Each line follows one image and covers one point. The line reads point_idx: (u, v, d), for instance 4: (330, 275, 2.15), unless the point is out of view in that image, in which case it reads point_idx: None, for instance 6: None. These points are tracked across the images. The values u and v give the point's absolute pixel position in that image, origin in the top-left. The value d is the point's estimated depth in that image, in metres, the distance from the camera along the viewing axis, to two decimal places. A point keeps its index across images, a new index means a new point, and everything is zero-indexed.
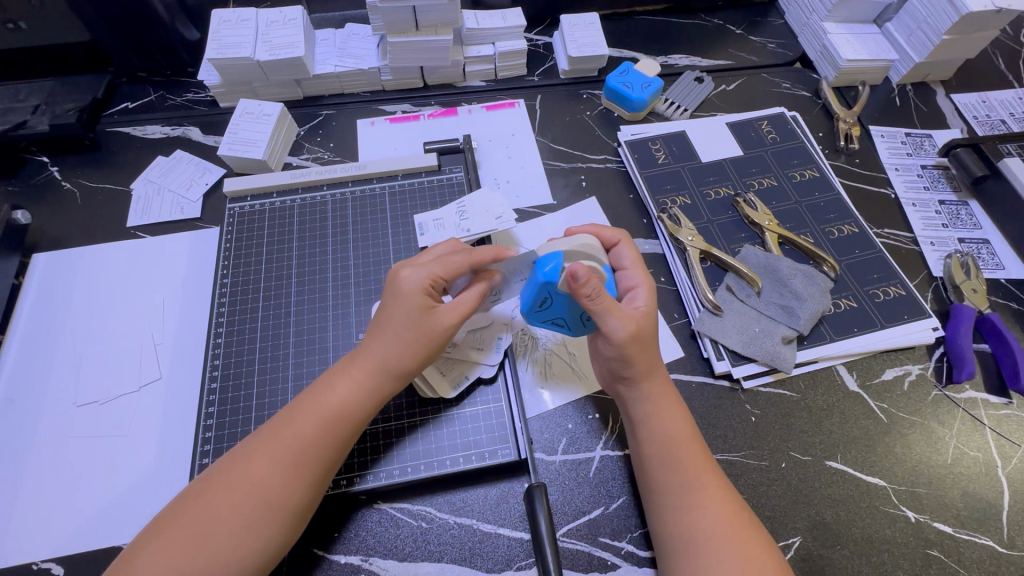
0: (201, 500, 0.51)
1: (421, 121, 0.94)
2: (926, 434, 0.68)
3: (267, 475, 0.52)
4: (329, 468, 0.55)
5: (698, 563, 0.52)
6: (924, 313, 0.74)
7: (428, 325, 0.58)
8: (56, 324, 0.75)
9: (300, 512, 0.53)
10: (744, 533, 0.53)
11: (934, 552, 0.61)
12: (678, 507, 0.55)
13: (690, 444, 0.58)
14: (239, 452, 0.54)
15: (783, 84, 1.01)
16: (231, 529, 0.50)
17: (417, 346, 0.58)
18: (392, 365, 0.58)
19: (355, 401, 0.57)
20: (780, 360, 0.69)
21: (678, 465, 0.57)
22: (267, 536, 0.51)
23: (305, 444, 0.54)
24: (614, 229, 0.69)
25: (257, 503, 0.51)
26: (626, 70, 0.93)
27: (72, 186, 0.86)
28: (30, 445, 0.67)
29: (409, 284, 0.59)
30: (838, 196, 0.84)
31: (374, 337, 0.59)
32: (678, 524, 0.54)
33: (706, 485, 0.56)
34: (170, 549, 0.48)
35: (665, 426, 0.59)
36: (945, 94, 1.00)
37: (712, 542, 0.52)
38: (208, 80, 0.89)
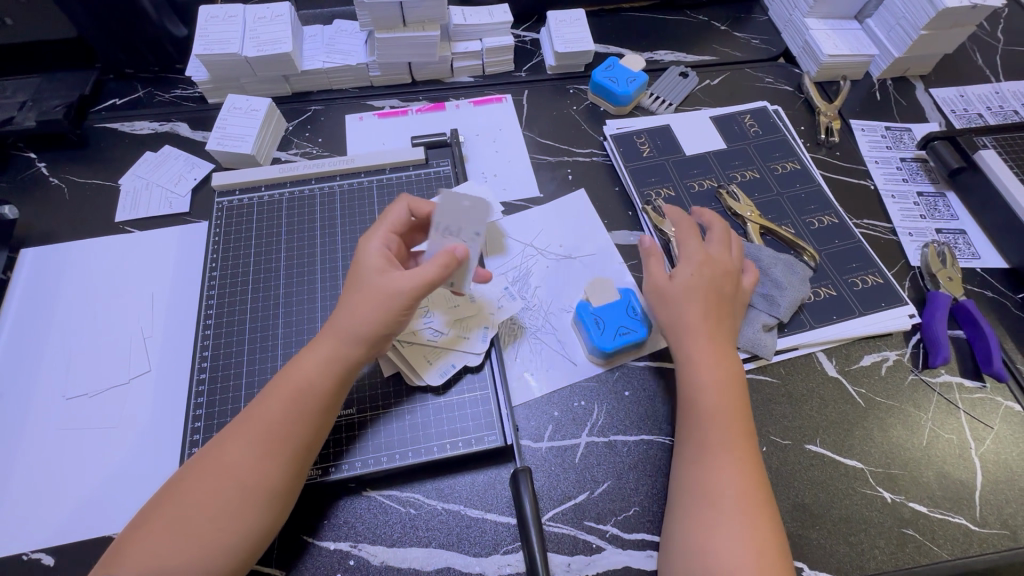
0: (181, 486, 0.52)
1: (409, 116, 0.94)
2: (902, 418, 0.69)
3: (240, 455, 0.53)
4: (302, 442, 0.55)
5: (710, 519, 0.54)
6: (901, 300, 0.76)
7: (378, 291, 0.58)
8: (44, 318, 0.75)
9: (278, 489, 0.53)
10: (757, 505, 0.55)
11: (909, 531, 0.63)
12: (707, 465, 0.57)
13: (731, 402, 0.61)
14: (217, 436, 0.56)
15: (766, 79, 1.02)
16: (212, 511, 0.51)
17: (372, 313, 0.57)
18: (352, 334, 0.57)
19: (320, 374, 0.57)
20: (760, 348, 0.71)
21: (718, 420, 0.59)
22: (248, 516, 0.52)
23: (274, 421, 0.54)
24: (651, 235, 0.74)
25: (233, 483, 0.52)
26: (611, 65, 0.95)
27: (60, 182, 0.86)
28: (19, 438, 0.67)
29: (367, 252, 0.62)
30: (818, 187, 0.86)
31: (337, 314, 0.59)
32: (696, 472, 0.57)
33: (734, 442, 0.58)
34: (157, 534, 0.49)
35: (720, 381, 0.62)
36: (924, 88, 1.02)
37: (728, 502, 0.54)
38: (196, 77, 0.90)
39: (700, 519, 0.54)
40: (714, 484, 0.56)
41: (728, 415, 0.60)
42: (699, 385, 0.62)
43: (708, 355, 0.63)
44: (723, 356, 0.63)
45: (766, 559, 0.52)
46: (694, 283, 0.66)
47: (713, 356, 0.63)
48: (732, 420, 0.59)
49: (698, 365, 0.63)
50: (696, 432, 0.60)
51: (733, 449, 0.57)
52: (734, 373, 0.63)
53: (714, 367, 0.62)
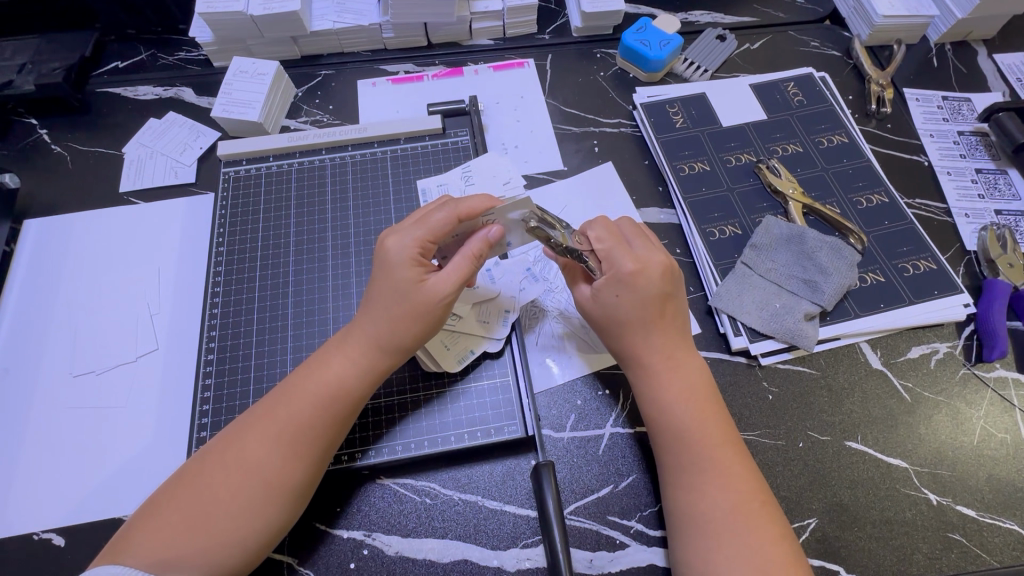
0: (195, 479, 0.50)
1: (425, 81, 0.89)
2: (951, 414, 0.65)
3: (264, 454, 0.50)
4: (329, 445, 0.53)
5: (700, 545, 0.51)
6: (956, 288, 0.70)
7: (417, 299, 0.55)
8: (50, 293, 0.73)
9: (301, 490, 0.51)
10: (747, 515, 0.51)
11: (956, 536, 0.59)
12: (679, 486, 0.54)
13: (705, 418, 0.56)
14: (233, 429, 0.53)
15: (812, 43, 0.94)
16: (231, 509, 0.48)
17: (410, 322, 0.55)
18: (386, 340, 0.55)
19: (353, 378, 0.55)
20: (801, 338, 0.66)
21: (687, 433, 0.55)
22: (268, 516, 0.49)
23: (302, 422, 0.52)
24: (598, 229, 0.61)
25: (255, 482, 0.49)
26: (643, 27, 0.87)
27: (62, 149, 0.82)
28: (29, 416, 0.66)
29: (397, 253, 0.56)
30: (868, 163, 0.79)
31: (370, 314, 0.56)
32: (681, 501, 0.53)
33: (714, 466, 0.53)
34: (167, 531, 0.47)
35: (685, 398, 0.57)
36: (987, 54, 0.93)
37: (711, 524, 0.51)
38: (200, 38, 0.84)
39: (696, 551, 0.51)
40: (702, 514, 0.52)
41: (701, 433, 0.55)
42: (659, 407, 0.57)
43: (663, 373, 0.58)
44: (681, 369, 0.59)
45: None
46: (623, 307, 0.59)
47: (669, 368, 0.58)
48: (704, 440, 0.55)
49: (651, 389, 0.58)
50: (670, 460, 0.56)
51: (714, 471, 0.53)
52: (698, 383, 0.58)
53: (672, 384, 0.58)
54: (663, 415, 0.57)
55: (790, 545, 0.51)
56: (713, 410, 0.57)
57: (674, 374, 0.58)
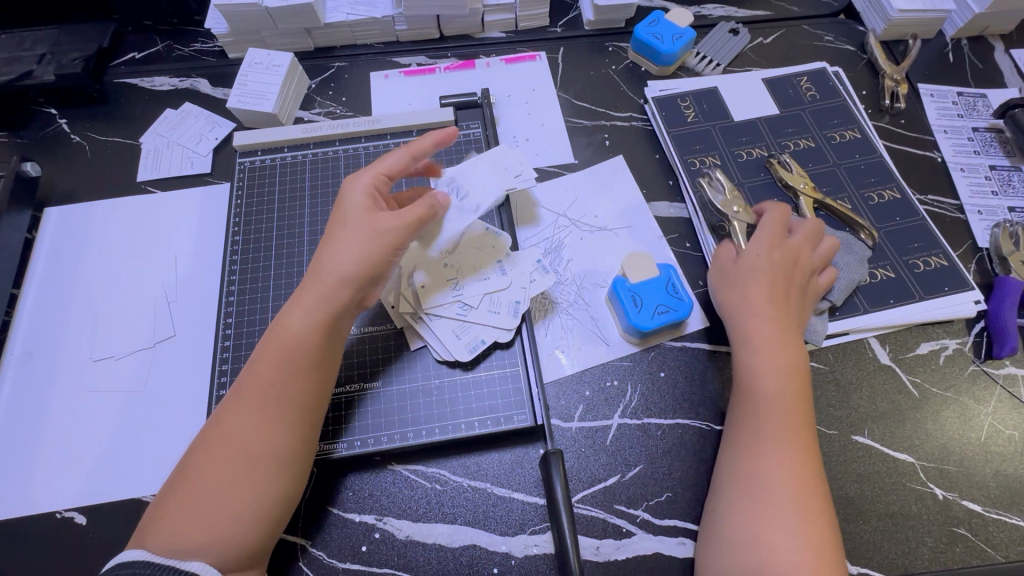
0: (190, 461, 0.51)
1: (437, 74, 0.89)
2: (959, 411, 0.65)
3: (235, 422, 0.51)
4: (293, 398, 0.53)
5: (753, 506, 0.52)
6: (966, 285, 0.70)
7: (364, 238, 0.56)
8: (70, 280, 0.75)
9: (276, 448, 0.51)
10: (807, 486, 0.52)
11: (961, 530, 0.59)
12: (750, 449, 0.55)
13: (791, 393, 0.57)
14: (217, 409, 0.54)
15: (826, 37, 0.93)
16: (218, 480, 0.50)
17: (360, 259, 0.55)
18: (338, 285, 0.55)
19: (308, 326, 0.54)
20: (811, 331, 0.66)
21: (771, 401, 0.56)
22: (257, 484, 0.50)
23: (263, 383, 0.53)
24: (772, 210, 0.67)
25: (233, 450, 0.51)
26: (656, 20, 0.87)
27: (81, 139, 0.84)
28: (51, 398, 0.67)
29: (349, 197, 0.60)
30: (880, 159, 0.79)
31: (321, 261, 0.56)
32: (746, 464, 0.55)
33: (792, 437, 0.54)
34: (172, 514, 0.49)
35: (778, 373, 0.58)
36: (1004, 49, 0.92)
37: (772, 488, 0.52)
38: (216, 29, 0.85)
39: (748, 512, 0.52)
40: (764, 477, 0.53)
41: (790, 406, 0.56)
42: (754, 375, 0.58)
43: (765, 346, 0.59)
44: (782, 344, 0.59)
45: (823, 560, 0.49)
46: (760, 265, 0.63)
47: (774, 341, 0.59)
48: (788, 412, 0.56)
49: (753, 357, 0.59)
50: (751, 425, 0.56)
51: (790, 439, 0.54)
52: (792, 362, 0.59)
53: (771, 356, 0.58)
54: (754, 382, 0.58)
55: (831, 524, 0.51)
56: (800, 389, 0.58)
57: (775, 351, 0.59)
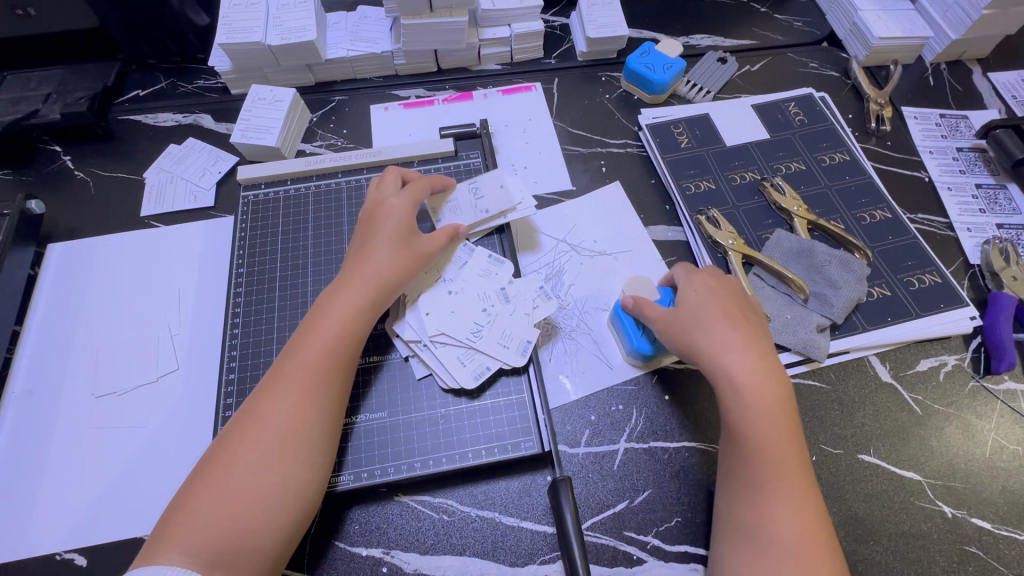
0: (221, 451, 0.52)
1: (436, 106, 0.91)
2: (963, 427, 0.65)
3: (277, 406, 0.54)
4: (337, 385, 0.57)
5: (756, 560, 0.50)
6: (961, 301, 0.71)
7: (413, 251, 0.64)
8: (72, 315, 0.75)
9: (315, 434, 0.54)
10: (813, 539, 0.51)
11: (972, 549, 0.59)
12: (752, 501, 0.53)
13: (784, 433, 0.54)
14: (250, 395, 0.56)
15: (810, 64, 0.97)
16: (254, 465, 0.51)
17: (403, 267, 0.63)
18: (384, 279, 0.61)
19: (351, 318, 0.59)
20: (814, 349, 0.66)
21: (771, 448, 0.53)
22: (291, 470, 0.52)
23: (309, 367, 0.56)
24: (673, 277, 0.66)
25: (270, 435, 0.52)
26: (646, 51, 0.90)
27: (85, 176, 0.85)
28: (52, 436, 0.67)
29: (391, 208, 0.66)
30: (870, 180, 0.81)
31: (364, 263, 0.62)
32: (745, 514, 0.53)
33: (789, 482, 0.53)
34: (200, 497, 0.49)
35: (773, 418, 0.54)
36: (982, 73, 0.96)
37: (777, 543, 0.50)
38: (219, 67, 0.87)
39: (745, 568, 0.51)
40: (767, 533, 0.51)
41: (779, 459, 0.53)
42: (743, 419, 0.55)
43: (753, 392, 0.55)
44: (768, 393, 0.55)
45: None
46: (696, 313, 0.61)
47: (769, 385, 0.56)
48: (785, 463, 0.53)
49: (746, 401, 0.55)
50: (743, 473, 0.54)
51: (784, 486, 0.52)
52: (785, 409, 0.55)
53: (766, 406, 0.55)
54: (750, 427, 0.54)
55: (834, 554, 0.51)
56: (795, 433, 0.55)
57: (774, 398, 0.55)
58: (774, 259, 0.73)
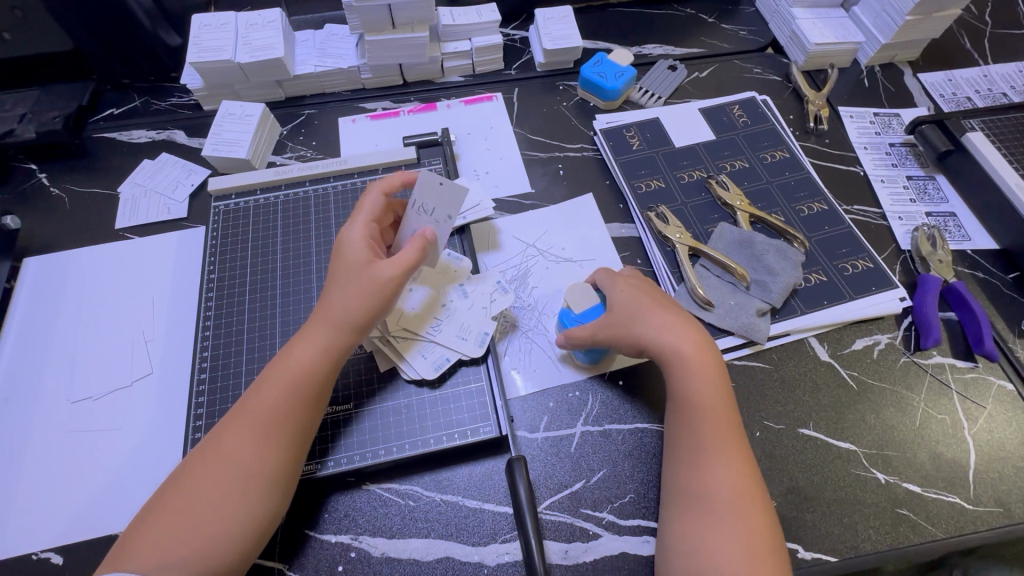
0: (183, 481, 0.54)
1: (401, 117, 0.96)
2: (895, 400, 0.70)
3: (240, 443, 0.55)
4: (299, 428, 0.57)
5: (700, 521, 0.55)
6: (891, 284, 0.76)
7: (371, 283, 0.60)
8: (48, 326, 0.77)
9: (279, 475, 0.55)
10: (749, 500, 0.55)
11: (904, 511, 0.63)
12: (692, 468, 0.58)
13: (722, 408, 0.60)
14: (216, 427, 0.57)
15: (754, 70, 1.03)
16: (213, 500, 0.52)
17: (364, 303, 0.60)
18: (344, 320, 0.60)
19: (316, 361, 0.59)
20: (755, 332, 0.71)
21: (705, 416, 0.59)
22: (252, 507, 0.53)
23: (271, 409, 0.56)
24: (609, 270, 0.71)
25: (234, 473, 0.53)
26: (599, 61, 0.96)
27: (61, 192, 0.88)
28: (28, 441, 0.69)
29: (348, 243, 0.64)
30: (808, 175, 0.87)
31: (330, 301, 0.61)
32: (688, 481, 0.57)
33: (727, 450, 0.58)
34: (156, 528, 0.51)
35: (710, 390, 0.60)
36: (912, 74, 1.03)
37: (718, 504, 0.55)
38: (191, 84, 0.91)
39: (691, 530, 0.55)
40: (708, 495, 0.56)
41: (714, 427, 0.59)
42: (686, 395, 0.60)
43: (690, 369, 0.61)
44: (705, 370, 0.61)
45: (761, 558, 0.53)
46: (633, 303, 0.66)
47: (703, 364, 0.61)
48: (720, 429, 0.59)
49: (683, 377, 0.61)
50: (686, 445, 0.59)
51: (722, 454, 0.57)
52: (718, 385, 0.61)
53: (700, 380, 0.61)
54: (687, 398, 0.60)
55: (769, 514, 0.56)
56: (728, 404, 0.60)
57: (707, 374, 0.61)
58: (718, 250, 0.78)
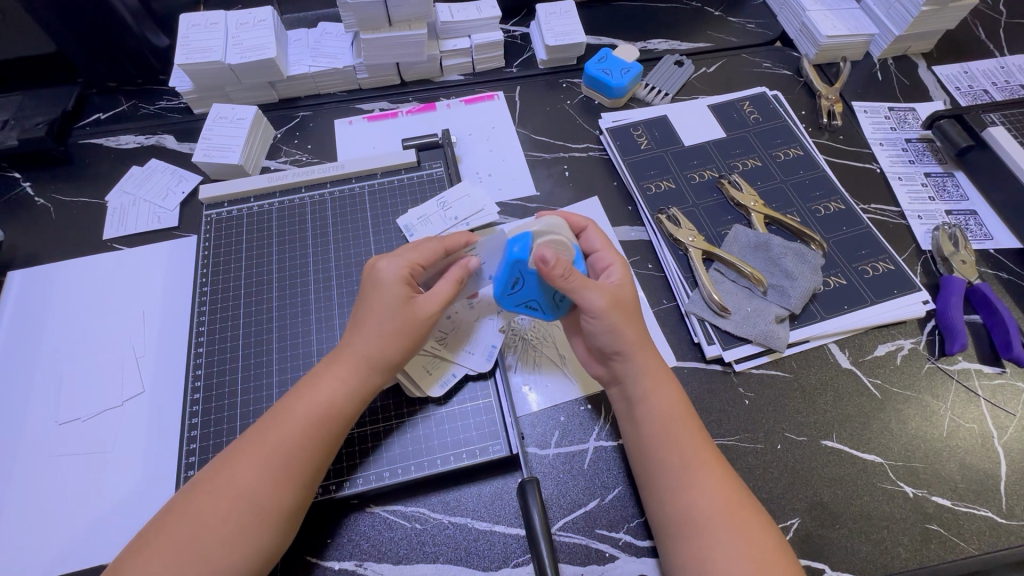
0: (186, 510, 0.50)
1: (400, 118, 0.92)
2: (921, 408, 0.67)
3: (254, 479, 0.51)
4: (317, 465, 0.54)
5: (697, 545, 0.52)
6: (914, 286, 0.73)
7: (410, 321, 0.58)
8: (34, 343, 0.73)
9: (290, 514, 0.52)
10: (741, 510, 0.53)
11: (934, 526, 0.61)
12: (672, 490, 0.54)
13: (686, 423, 0.58)
14: (224, 456, 0.54)
15: (764, 64, 1.00)
16: (222, 537, 0.49)
17: (400, 342, 0.58)
18: (376, 357, 0.57)
19: (341, 397, 0.56)
20: (774, 339, 0.68)
21: (669, 430, 0.57)
22: (257, 544, 0.50)
23: (292, 444, 0.53)
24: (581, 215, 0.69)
25: (244, 508, 0.50)
26: (604, 57, 0.92)
27: (46, 201, 0.84)
28: (13, 467, 0.65)
29: (387, 275, 0.60)
30: (823, 173, 0.83)
31: (360, 335, 0.58)
32: (669, 504, 0.54)
33: (700, 460, 0.55)
34: (156, 563, 0.48)
35: (666, 405, 0.58)
36: (927, 67, 0.99)
37: (709, 523, 0.52)
38: (180, 87, 0.87)
39: (689, 554, 0.52)
40: (694, 512, 0.53)
41: (683, 442, 0.56)
42: (647, 414, 0.58)
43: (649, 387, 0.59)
44: (659, 387, 0.59)
45: (768, 565, 0.50)
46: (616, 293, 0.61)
47: (657, 379, 0.59)
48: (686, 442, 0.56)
49: (647, 395, 0.59)
50: (656, 466, 0.56)
51: (701, 469, 0.55)
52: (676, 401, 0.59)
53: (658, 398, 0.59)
54: (645, 415, 0.58)
55: (768, 522, 0.54)
56: (687, 417, 0.58)
57: (664, 387, 0.59)
58: (732, 254, 0.74)
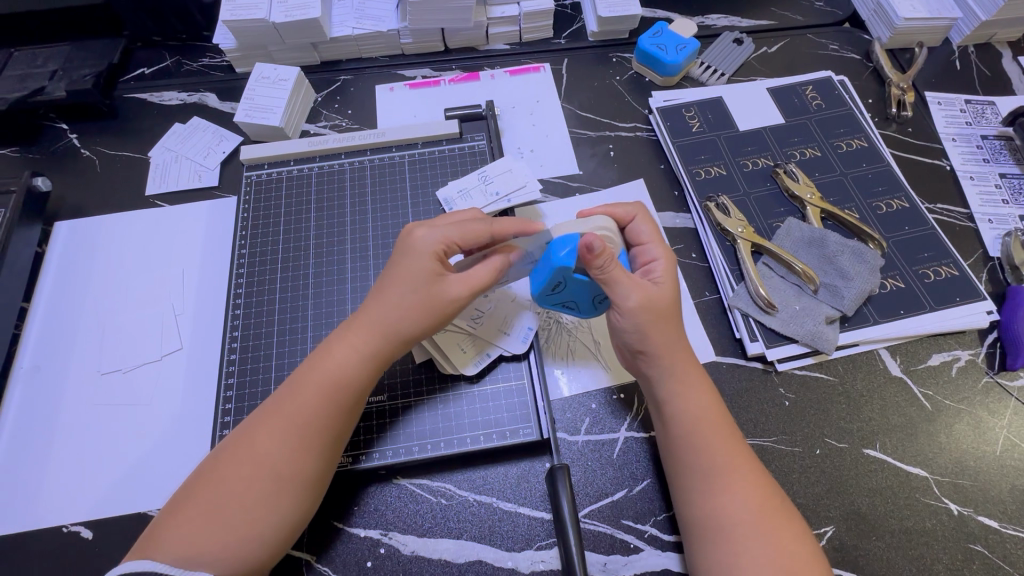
0: (212, 475, 0.51)
1: (441, 87, 0.90)
2: (973, 423, 0.64)
3: (274, 446, 0.52)
4: (336, 434, 0.54)
5: (725, 549, 0.50)
6: (978, 295, 0.69)
7: (435, 300, 0.56)
8: (79, 294, 0.75)
9: (310, 481, 0.52)
10: (775, 517, 0.51)
11: (977, 546, 0.58)
12: (702, 492, 0.53)
13: (719, 425, 0.56)
14: (247, 423, 0.54)
15: (831, 46, 0.93)
16: (245, 504, 0.50)
17: (420, 319, 0.56)
18: (395, 329, 0.56)
19: (356, 366, 0.55)
20: (822, 341, 0.65)
21: (699, 434, 0.55)
22: (282, 508, 0.51)
23: (308, 414, 0.53)
24: (628, 205, 0.65)
25: (265, 475, 0.51)
26: (659, 31, 0.87)
27: (91, 154, 0.85)
28: (59, 411, 0.68)
29: (419, 246, 0.58)
30: (887, 168, 0.78)
31: (377, 307, 0.57)
32: (697, 506, 0.53)
33: (734, 464, 0.53)
34: (186, 525, 0.49)
35: (696, 408, 0.56)
36: (1012, 56, 0.91)
37: (738, 528, 0.50)
38: (223, 45, 0.86)
39: (717, 558, 0.50)
40: (725, 518, 0.51)
41: (717, 446, 0.54)
42: (676, 416, 0.56)
43: (681, 389, 0.57)
44: (692, 390, 0.57)
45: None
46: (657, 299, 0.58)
47: (688, 380, 0.57)
48: (717, 445, 0.54)
49: (677, 395, 0.57)
50: (688, 468, 0.54)
51: (734, 474, 0.53)
52: (710, 405, 0.57)
53: (689, 401, 0.57)
54: (675, 417, 0.56)
55: (803, 525, 0.52)
56: (721, 420, 0.56)
57: (697, 389, 0.57)
58: (783, 248, 0.71)
